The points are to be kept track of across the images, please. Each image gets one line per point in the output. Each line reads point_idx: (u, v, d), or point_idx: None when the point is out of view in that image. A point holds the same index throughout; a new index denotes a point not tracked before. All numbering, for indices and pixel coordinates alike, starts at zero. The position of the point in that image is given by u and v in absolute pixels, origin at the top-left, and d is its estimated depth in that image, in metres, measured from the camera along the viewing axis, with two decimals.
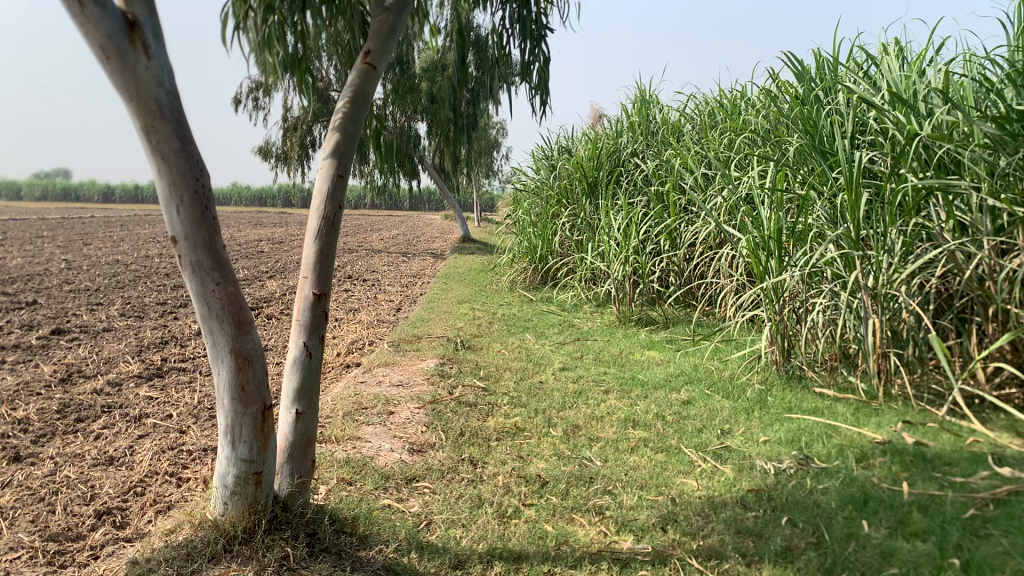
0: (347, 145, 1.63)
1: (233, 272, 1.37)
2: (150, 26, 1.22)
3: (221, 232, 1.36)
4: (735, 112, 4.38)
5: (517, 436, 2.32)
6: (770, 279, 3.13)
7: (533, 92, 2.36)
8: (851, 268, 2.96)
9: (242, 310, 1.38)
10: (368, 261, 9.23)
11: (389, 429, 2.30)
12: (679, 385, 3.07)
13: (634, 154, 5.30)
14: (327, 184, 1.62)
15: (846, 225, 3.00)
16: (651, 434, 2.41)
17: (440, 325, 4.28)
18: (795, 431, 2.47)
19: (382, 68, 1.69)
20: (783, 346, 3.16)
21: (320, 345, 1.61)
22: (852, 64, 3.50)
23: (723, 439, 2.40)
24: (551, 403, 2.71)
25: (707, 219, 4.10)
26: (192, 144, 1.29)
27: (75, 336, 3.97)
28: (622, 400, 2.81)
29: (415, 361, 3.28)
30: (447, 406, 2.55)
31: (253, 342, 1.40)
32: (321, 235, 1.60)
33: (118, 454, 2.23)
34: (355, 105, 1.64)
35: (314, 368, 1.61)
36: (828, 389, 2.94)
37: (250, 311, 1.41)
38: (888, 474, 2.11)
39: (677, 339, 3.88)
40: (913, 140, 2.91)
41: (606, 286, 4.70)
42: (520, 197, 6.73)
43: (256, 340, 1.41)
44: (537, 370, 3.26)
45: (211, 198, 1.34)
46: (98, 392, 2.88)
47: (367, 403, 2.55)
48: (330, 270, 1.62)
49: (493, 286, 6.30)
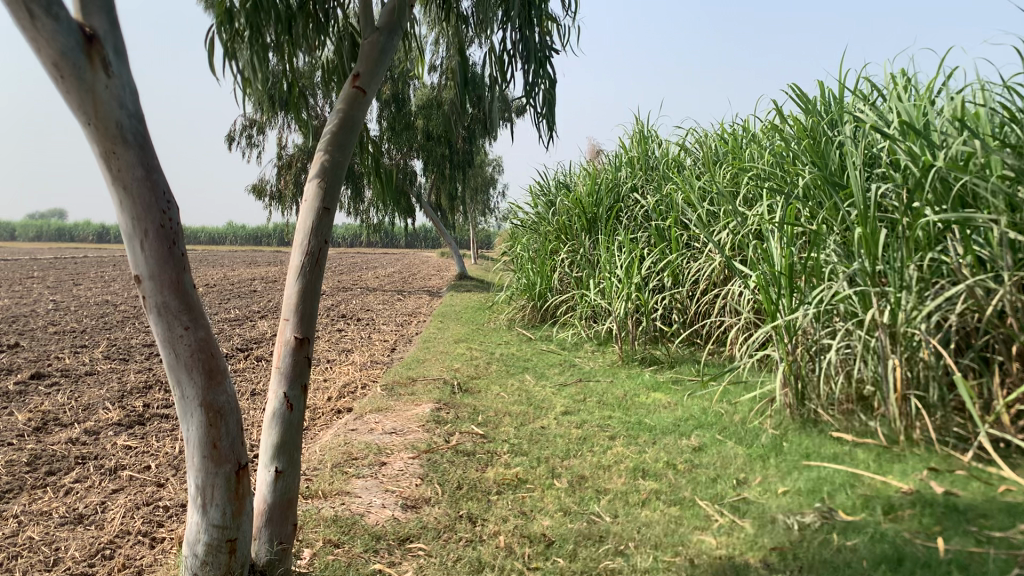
0: (334, 174, 1.50)
1: (204, 316, 1.23)
2: (110, 40, 1.09)
3: (191, 271, 1.22)
4: (737, 146, 4.29)
5: (519, 489, 2.15)
6: (781, 318, 3.00)
7: (539, 115, 2.25)
8: (866, 306, 2.84)
9: (215, 359, 1.23)
10: (363, 300, 9.07)
11: (381, 482, 2.14)
12: (688, 430, 2.92)
13: (634, 189, 5.20)
14: (311, 218, 1.48)
15: (862, 261, 2.87)
16: (663, 485, 2.25)
17: (436, 366, 4.13)
18: (815, 480, 2.31)
19: (372, 92, 1.56)
20: (796, 388, 3.02)
21: (303, 395, 1.46)
22: (859, 95, 3.41)
23: (739, 490, 2.24)
24: (554, 451, 2.55)
25: (713, 256, 3.98)
26: (159, 173, 1.15)
27: (55, 381, 3.80)
28: (629, 447, 2.66)
29: (410, 406, 3.12)
30: (444, 456, 2.39)
31: (226, 394, 1.25)
32: (305, 273, 1.46)
33: (88, 511, 2.06)
34: (343, 132, 1.51)
35: (295, 422, 1.46)
36: (846, 434, 2.79)
37: (223, 359, 1.26)
38: (920, 527, 1.95)
39: (684, 380, 3.73)
40: (928, 172, 2.79)
41: (607, 324, 4.55)
42: (518, 234, 6.62)
43: (230, 393, 1.26)
44: (539, 414, 3.10)
45: (180, 234, 1.20)
46: (73, 442, 2.71)
47: (358, 453, 2.39)
48: (314, 312, 1.48)
49: (490, 324, 6.15)
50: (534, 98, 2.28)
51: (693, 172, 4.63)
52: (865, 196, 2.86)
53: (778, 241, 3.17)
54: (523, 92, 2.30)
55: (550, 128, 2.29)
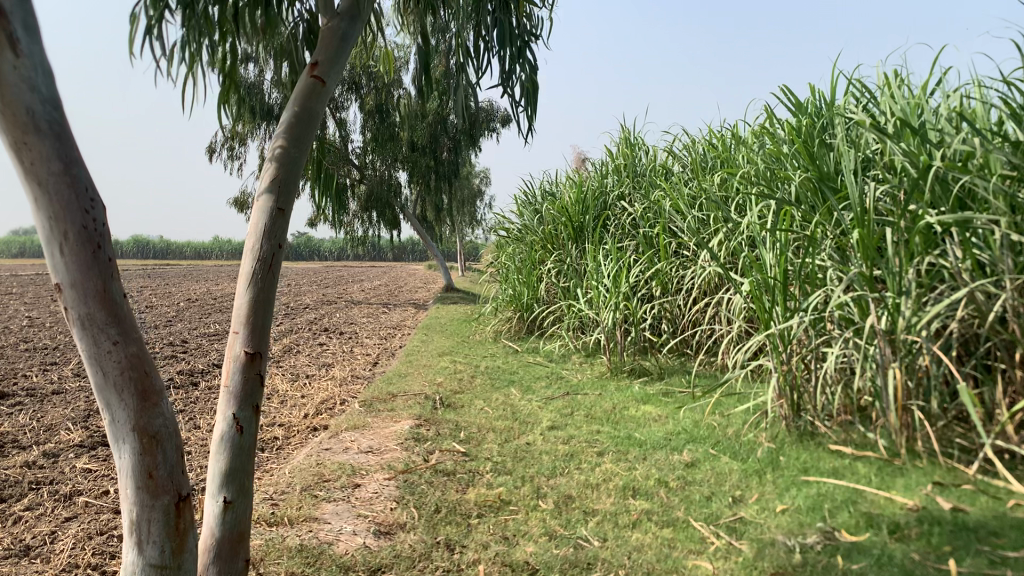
0: (289, 172, 1.37)
1: (136, 329, 1.09)
2: (21, 15, 0.97)
3: (120, 278, 1.09)
4: (726, 151, 4.19)
5: (502, 512, 2.01)
6: (775, 326, 2.88)
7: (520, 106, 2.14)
8: (863, 312, 2.73)
9: (149, 377, 1.10)
10: (348, 313, 8.91)
11: (353, 506, 2.00)
12: (679, 444, 2.79)
13: (621, 197, 5.08)
14: (264, 219, 1.35)
15: (859, 267, 2.75)
16: (655, 506, 2.11)
17: (418, 380, 3.99)
18: (815, 498, 2.18)
19: (331, 83, 1.44)
20: (791, 400, 2.89)
21: (254, 417, 1.33)
22: (851, 97, 3.32)
23: (735, 510, 2.11)
24: (540, 469, 2.41)
25: (703, 263, 3.86)
26: (80, 166, 1.03)
27: (20, 400, 3.64)
28: (619, 464, 2.52)
29: (388, 423, 2.97)
30: (422, 476, 2.25)
31: (163, 417, 1.11)
32: (257, 281, 1.33)
33: (35, 543, 1.91)
34: (299, 126, 1.39)
35: (247, 446, 1.33)
36: (845, 447, 2.66)
37: (160, 377, 1.12)
38: (929, 548, 1.82)
39: (674, 392, 3.60)
40: (926, 173, 2.69)
41: (595, 335, 4.42)
42: (503, 244, 6.50)
43: (167, 415, 1.13)
44: (524, 430, 2.96)
45: (107, 236, 1.07)
46: (30, 466, 2.56)
47: (330, 475, 2.25)
48: (267, 324, 1.35)
49: (476, 336, 6.02)
50: (512, 86, 2.18)
51: (681, 178, 4.53)
52: (861, 197, 2.76)
53: (772, 246, 3.04)
54: (503, 79, 2.20)
55: (529, 119, 2.18)
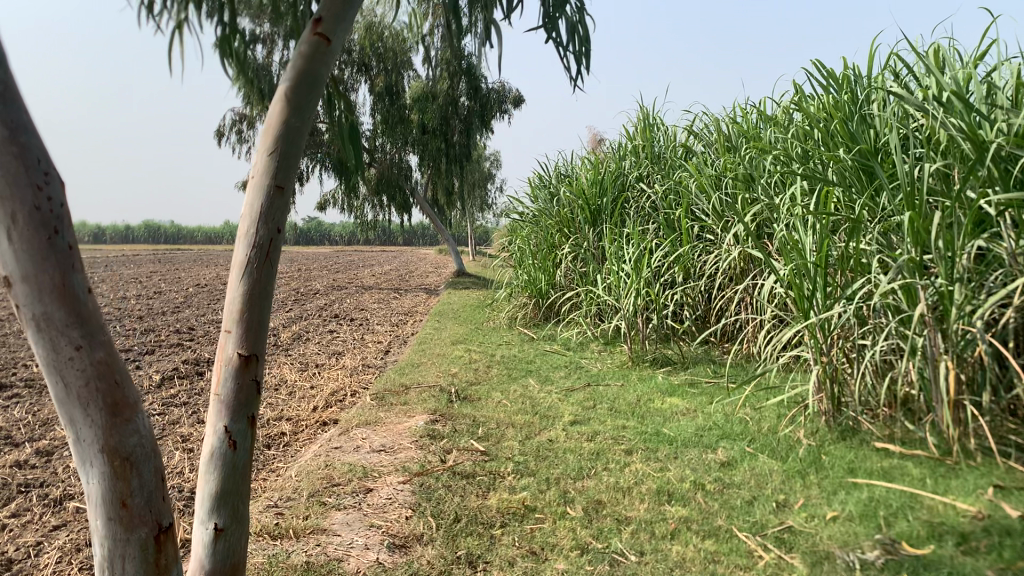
0: (290, 144, 1.19)
1: (103, 330, 0.96)
2: None
3: (82, 269, 0.95)
4: (754, 129, 3.97)
5: (528, 521, 1.84)
6: (815, 316, 2.68)
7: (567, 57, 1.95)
8: (912, 300, 2.51)
9: (120, 388, 0.97)
10: (357, 299, 8.77)
11: (364, 515, 1.83)
12: (713, 441, 2.61)
13: (640, 178, 4.87)
14: (262, 199, 1.17)
15: (908, 252, 2.54)
16: (693, 513, 1.94)
17: (431, 371, 3.82)
18: (867, 504, 2.00)
19: (337, 43, 1.25)
20: (831, 394, 2.70)
21: (248, 429, 1.18)
22: (892, 71, 3.10)
23: (782, 518, 1.93)
24: (564, 471, 2.24)
25: (730, 247, 3.67)
26: (31, 137, 0.91)
27: (18, 392, 3.49)
28: (650, 464, 2.35)
29: (401, 419, 2.80)
30: (440, 479, 2.08)
31: (137, 434, 0.99)
32: (251, 271, 1.16)
33: (18, 556, 1.75)
34: (301, 89, 1.20)
35: (239, 464, 1.17)
36: (892, 445, 2.47)
37: (132, 387, 0.99)
38: (1003, 563, 1.61)
39: (701, 383, 3.42)
40: (983, 150, 2.47)
41: (614, 322, 4.24)
42: (516, 227, 6.31)
43: (143, 432, 1.00)
44: (545, 425, 2.79)
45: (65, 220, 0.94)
46: (22, 465, 2.41)
47: (340, 478, 2.08)
48: (263, 322, 1.18)
49: (490, 323, 5.85)
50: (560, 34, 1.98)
51: (704, 158, 4.33)
52: (910, 176, 2.54)
53: (810, 230, 2.84)
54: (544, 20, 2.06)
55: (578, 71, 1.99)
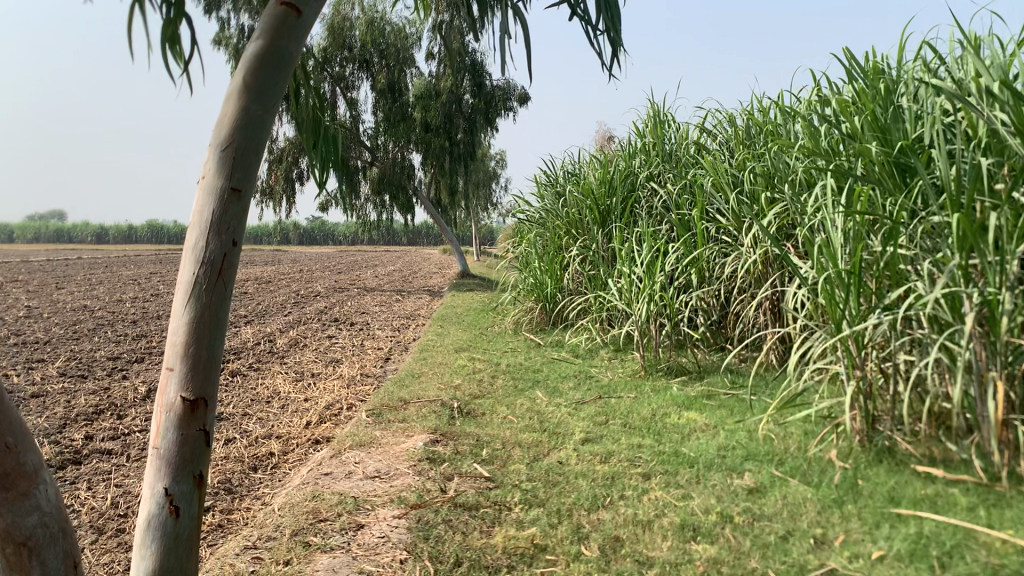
0: (249, 140, 1.06)
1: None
2: None
3: None
4: (772, 124, 3.74)
5: (537, 564, 1.63)
6: (847, 327, 2.45)
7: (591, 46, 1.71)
8: (958, 310, 2.27)
9: (13, 469, 0.99)
10: (360, 301, 8.56)
11: (353, 558, 1.63)
12: (737, 464, 2.40)
13: (651, 177, 4.64)
14: (214, 206, 1.05)
15: (955, 256, 2.30)
16: (722, 552, 1.73)
17: (433, 382, 3.61)
18: (915, 541, 1.77)
19: (309, 14, 1.11)
20: (865, 412, 2.48)
21: (192, 489, 1.08)
22: (925, 61, 2.88)
23: (822, 559, 1.72)
24: (577, 500, 2.03)
25: (749, 250, 3.46)
26: None
27: None
28: (669, 491, 2.14)
29: (399, 438, 2.60)
30: (439, 513, 1.87)
31: (32, 517, 1.02)
32: (199, 295, 1.04)
33: None
34: (264, 71, 1.06)
35: (180, 531, 1.08)
36: (934, 466, 2.25)
37: (30, 463, 1.02)
38: None
39: (720, 395, 3.21)
40: None
41: (625, 329, 4.05)
42: (522, 229, 6.09)
43: (43, 510, 1.04)
44: (555, 444, 2.58)
45: None
46: None
47: (327, 512, 1.87)
48: (212, 358, 1.07)
49: (495, 328, 5.65)
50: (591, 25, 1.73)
51: (720, 157, 4.11)
52: (954, 174, 2.30)
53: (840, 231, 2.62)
54: None
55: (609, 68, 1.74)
